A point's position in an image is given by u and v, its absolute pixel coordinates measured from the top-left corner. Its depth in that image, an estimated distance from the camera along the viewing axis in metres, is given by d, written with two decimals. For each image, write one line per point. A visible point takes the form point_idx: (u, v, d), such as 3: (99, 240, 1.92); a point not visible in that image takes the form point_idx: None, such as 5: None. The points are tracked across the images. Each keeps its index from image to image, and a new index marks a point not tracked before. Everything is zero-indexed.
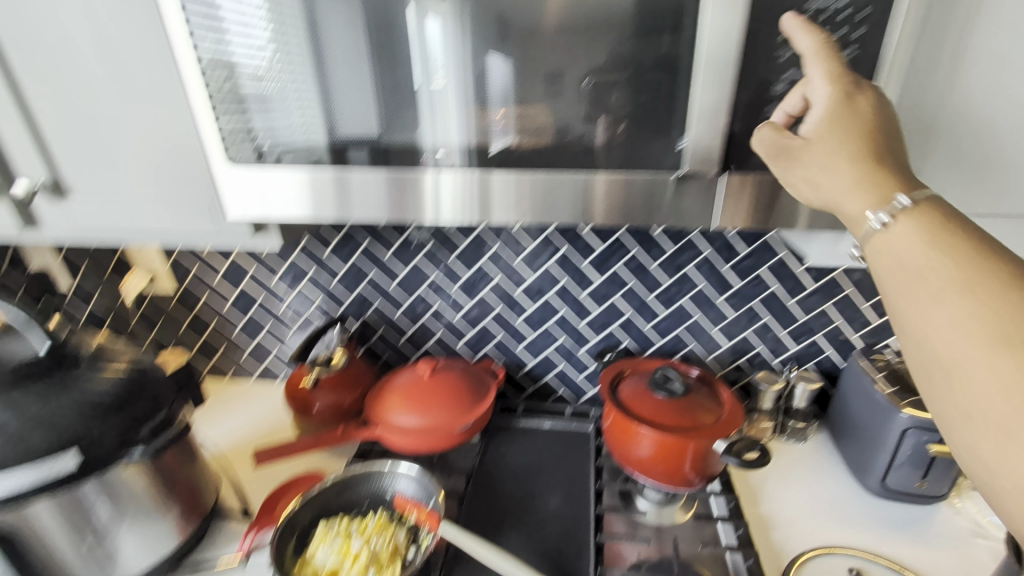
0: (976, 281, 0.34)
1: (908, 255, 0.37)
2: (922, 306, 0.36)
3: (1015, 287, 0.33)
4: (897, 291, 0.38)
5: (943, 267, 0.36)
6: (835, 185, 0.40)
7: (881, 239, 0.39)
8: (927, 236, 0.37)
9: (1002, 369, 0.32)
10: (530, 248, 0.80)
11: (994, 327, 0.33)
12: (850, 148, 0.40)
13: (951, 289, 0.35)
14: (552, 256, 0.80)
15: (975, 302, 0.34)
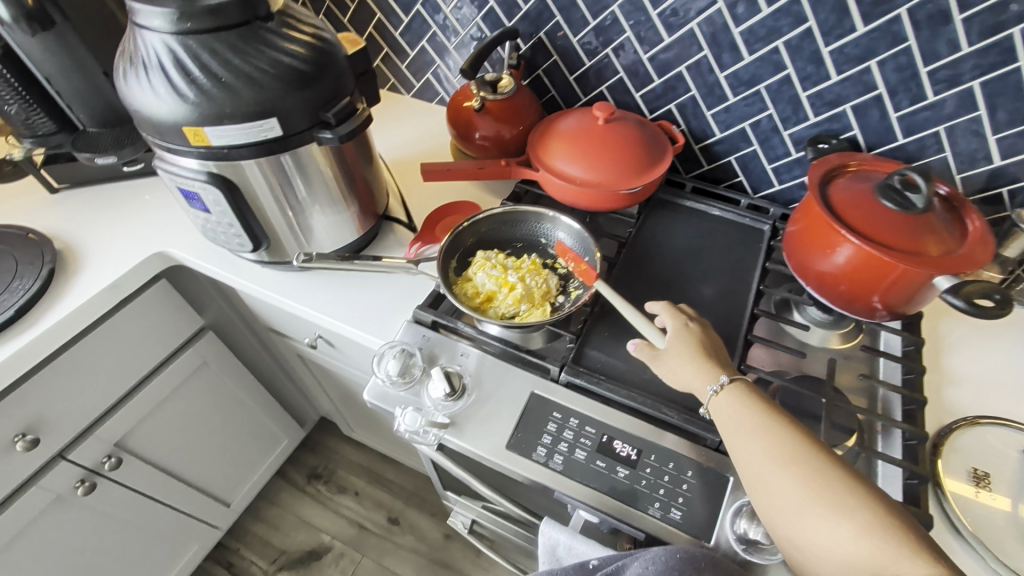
0: (774, 445, 0.55)
1: (732, 412, 0.59)
2: (743, 444, 0.56)
3: (796, 433, 0.55)
4: (725, 436, 0.59)
5: (755, 423, 0.57)
6: (690, 375, 0.64)
7: (715, 403, 0.61)
8: (737, 397, 0.60)
9: (808, 500, 0.51)
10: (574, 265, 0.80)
11: (795, 469, 0.52)
12: (688, 349, 0.66)
13: (758, 432, 0.56)
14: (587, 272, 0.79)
15: (766, 443, 0.55)
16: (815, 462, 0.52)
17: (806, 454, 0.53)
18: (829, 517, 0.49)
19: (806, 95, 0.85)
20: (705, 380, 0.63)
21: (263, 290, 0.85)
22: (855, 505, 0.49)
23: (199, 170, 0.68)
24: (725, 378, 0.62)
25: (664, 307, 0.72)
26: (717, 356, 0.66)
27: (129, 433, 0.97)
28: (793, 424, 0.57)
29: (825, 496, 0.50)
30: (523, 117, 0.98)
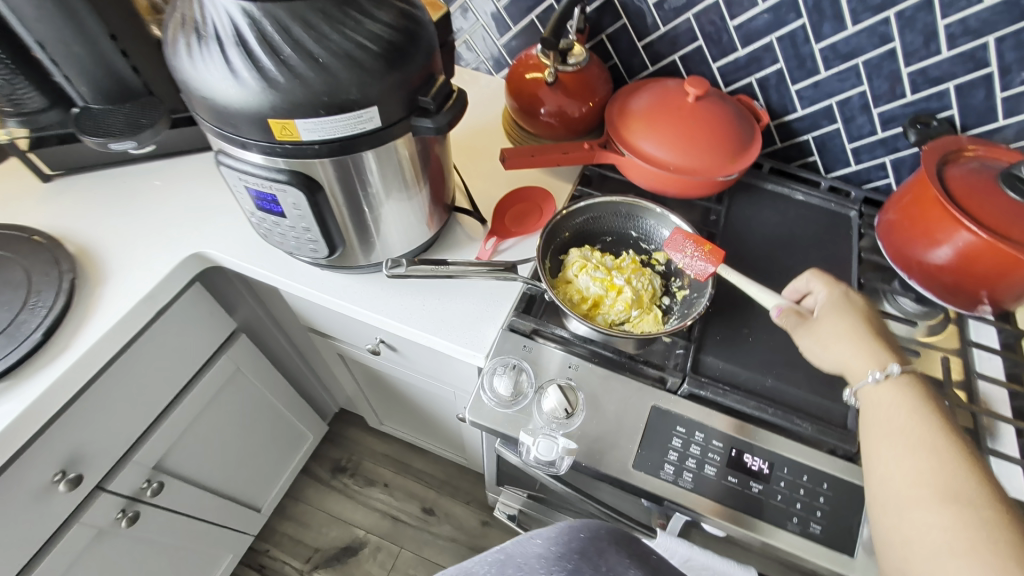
0: (934, 451, 0.49)
1: (896, 417, 0.53)
2: (893, 456, 0.51)
3: (969, 467, 0.48)
4: (877, 441, 0.53)
5: (921, 439, 0.50)
6: (849, 355, 0.60)
7: (869, 394, 0.57)
8: (909, 404, 0.54)
9: (943, 518, 0.45)
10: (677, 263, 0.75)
11: (950, 507, 0.46)
12: (853, 325, 0.62)
13: (915, 448, 0.50)
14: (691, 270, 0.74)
15: (926, 467, 0.48)
16: (984, 510, 0.45)
17: (971, 495, 0.46)
18: (969, 567, 0.43)
19: (908, 71, 0.79)
20: (869, 364, 0.58)
21: (328, 295, 0.75)
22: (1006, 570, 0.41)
23: (274, 170, 0.58)
24: (896, 369, 0.56)
25: (819, 279, 0.67)
26: (885, 339, 0.61)
27: (167, 452, 0.90)
28: (975, 459, 0.48)
29: (977, 551, 0.43)
30: (594, 91, 0.88)
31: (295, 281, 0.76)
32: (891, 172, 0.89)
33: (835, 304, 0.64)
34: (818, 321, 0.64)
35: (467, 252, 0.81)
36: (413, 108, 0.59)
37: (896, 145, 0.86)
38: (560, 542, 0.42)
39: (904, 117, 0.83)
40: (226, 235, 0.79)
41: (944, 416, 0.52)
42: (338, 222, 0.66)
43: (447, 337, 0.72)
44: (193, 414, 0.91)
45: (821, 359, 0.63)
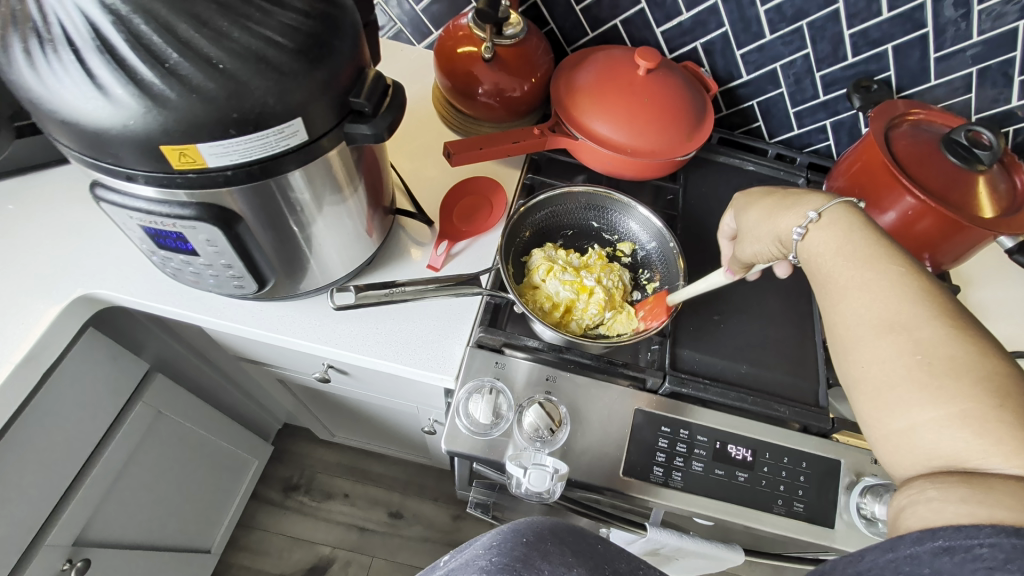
0: (877, 286, 0.44)
1: (830, 259, 0.48)
2: (835, 301, 0.46)
3: (908, 290, 0.43)
4: (821, 289, 0.49)
5: (855, 276, 0.46)
6: (776, 230, 0.53)
7: (805, 249, 0.51)
8: (841, 243, 0.48)
9: (899, 359, 0.41)
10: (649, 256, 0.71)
11: (892, 339, 0.42)
12: (772, 204, 0.55)
13: (852, 287, 0.45)
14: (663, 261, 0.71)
15: (865, 306, 0.44)
16: (924, 332, 0.41)
17: (911, 320, 0.42)
18: (915, 395, 0.40)
19: (850, 33, 0.77)
20: (791, 220, 0.52)
21: (263, 331, 0.65)
22: (952, 392, 0.38)
23: (174, 205, 0.47)
24: (814, 215, 0.50)
25: (730, 208, 0.62)
26: (792, 195, 0.54)
27: (88, 524, 0.79)
28: (914, 274, 0.44)
29: (921, 379, 0.40)
30: (536, 65, 0.79)
31: (218, 319, 0.65)
32: (831, 136, 0.89)
33: (743, 207, 0.59)
34: (743, 227, 0.58)
35: (416, 262, 0.73)
36: (345, 112, 0.49)
37: (837, 108, 0.86)
38: (502, 551, 0.33)
39: (844, 80, 0.83)
40: (120, 271, 0.66)
41: (881, 240, 0.47)
42: (264, 254, 0.55)
43: (410, 363, 0.65)
44: (113, 474, 0.80)
45: (759, 247, 0.56)
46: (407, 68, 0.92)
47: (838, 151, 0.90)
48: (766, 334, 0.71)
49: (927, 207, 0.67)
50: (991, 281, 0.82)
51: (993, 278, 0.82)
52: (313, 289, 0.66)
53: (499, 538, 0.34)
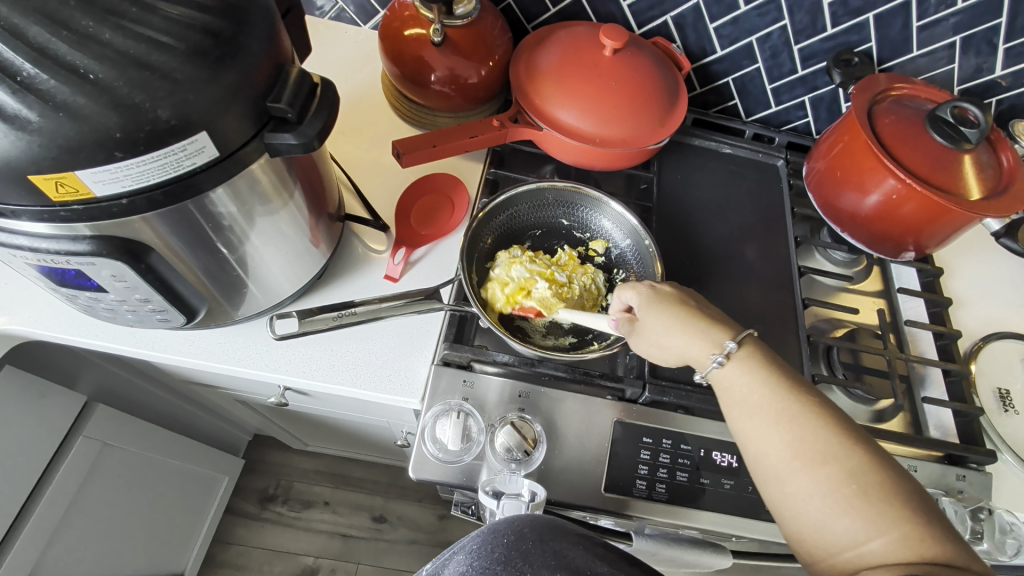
0: (799, 414, 0.44)
1: (748, 388, 0.47)
2: (757, 432, 0.45)
3: (822, 416, 0.44)
4: (736, 421, 0.47)
5: (775, 405, 0.45)
6: (683, 348, 0.51)
7: (717, 378, 0.49)
8: (756, 372, 0.48)
9: (831, 491, 0.41)
10: (624, 259, 0.67)
11: (823, 469, 0.41)
12: (680, 320, 0.52)
13: (773, 416, 0.45)
14: (638, 261, 0.66)
15: (790, 436, 0.43)
16: (850, 459, 0.41)
17: (834, 448, 0.42)
18: (855, 524, 0.39)
19: (829, 2, 0.72)
20: (706, 348, 0.50)
21: (203, 361, 0.59)
22: (887, 514, 0.39)
23: (65, 240, 0.41)
24: (733, 345, 0.49)
25: (628, 285, 0.56)
26: (704, 312, 0.53)
27: (35, 570, 0.73)
28: (820, 402, 0.45)
29: (859, 506, 0.40)
30: (493, 48, 0.72)
31: (151, 351, 0.58)
32: (810, 112, 0.85)
33: (650, 303, 0.54)
34: (642, 321, 0.54)
35: (372, 272, 0.67)
36: (265, 119, 0.42)
37: (816, 83, 0.81)
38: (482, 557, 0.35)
39: (824, 53, 0.77)
40: (32, 303, 0.59)
41: (780, 368, 0.48)
42: (189, 282, 0.50)
43: (370, 386, 0.60)
44: (59, 514, 0.74)
45: (663, 360, 0.54)
46: (353, 54, 0.84)
47: (817, 128, 0.86)
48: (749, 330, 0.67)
49: (912, 188, 0.63)
50: (971, 259, 0.80)
51: (973, 255, 0.81)
52: (256, 312, 0.60)
53: (478, 543, 0.37)
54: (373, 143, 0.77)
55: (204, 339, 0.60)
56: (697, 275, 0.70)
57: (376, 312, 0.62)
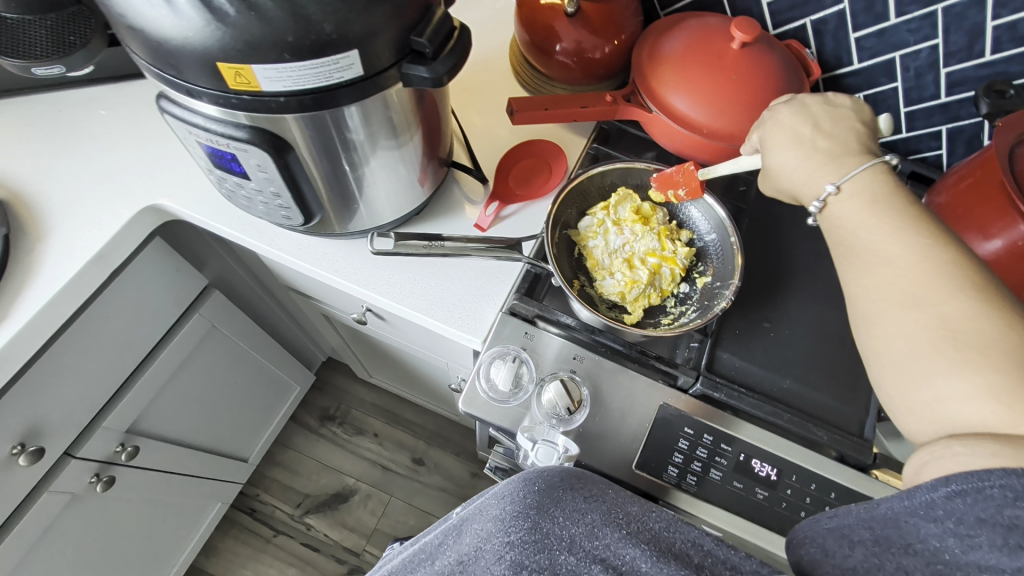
0: (895, 254, 0.44)
1: (852, 231, 0.47)
2: (858, 274, 0.46)
3: (934, 257, 0.42)
4: (843, 259, 0.48)
5: (874, 248, 0.45)
6: (798, 182, 0.53)
7: (827, 217, 0.50)
8: (866, 211, 0.47)
9: (923, 334, 0.40)
10: (709, 251, 0.67)
11: (914, 314, 0.41)
12: (800, 146, 0.53)
13: (873, 260, 0.45)
14: (720, 255, 0.66)
15: (882, 275, 0.44)
16: (949, 304, 0.40)
17: (939, 293, 0.41)
18: (938, 374, 0.39)
19: (995, 25, 0.66)
20: (813, 189, 0.51)
21: (309, 266, 0.67)
22: (981, 367, 0.37)
23: (232, 125, 0.49)
24: (832, 187, 0.49)
25: (757, 128, 0.59)
26: (834, 139, 0.52)
27: (141, 415, 0.86)
28: (945, 244, 0.43)
29: (945, 352, 0.39)
30: (621, 27, 0.74)
31: (270, 247, 0.68)
32: (944, 144, 0.78)
33: (767, 140, 0.56)
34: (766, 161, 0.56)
35: (463, 216, 0.72)
36: (405, 53, 0.48)
37: (959, 113, 0.75)
38: (512, 502, 0.39)
39: (975, 80, 0.71)
40: (187, 187, 0.71)
41: (919, 212, 0.46)
42: (314, 186, 0.57)
43: (441, 317, 0.65)
44: (167, 374, 0.86)
45: (791, 199, 0.56)
46: (490, 16, 0.89)
47: (950, 162, 0.79)
48: (822, 350, 0.65)
49: None
50: None
51: None
52: (359, 230, 0.67)
53: (512, 488, 0.41)
54: (487, 100, 0.82)
55: (312, 244, 0.68)
56: (777, 284, 0.69)
57: (461, 250, 0.66)
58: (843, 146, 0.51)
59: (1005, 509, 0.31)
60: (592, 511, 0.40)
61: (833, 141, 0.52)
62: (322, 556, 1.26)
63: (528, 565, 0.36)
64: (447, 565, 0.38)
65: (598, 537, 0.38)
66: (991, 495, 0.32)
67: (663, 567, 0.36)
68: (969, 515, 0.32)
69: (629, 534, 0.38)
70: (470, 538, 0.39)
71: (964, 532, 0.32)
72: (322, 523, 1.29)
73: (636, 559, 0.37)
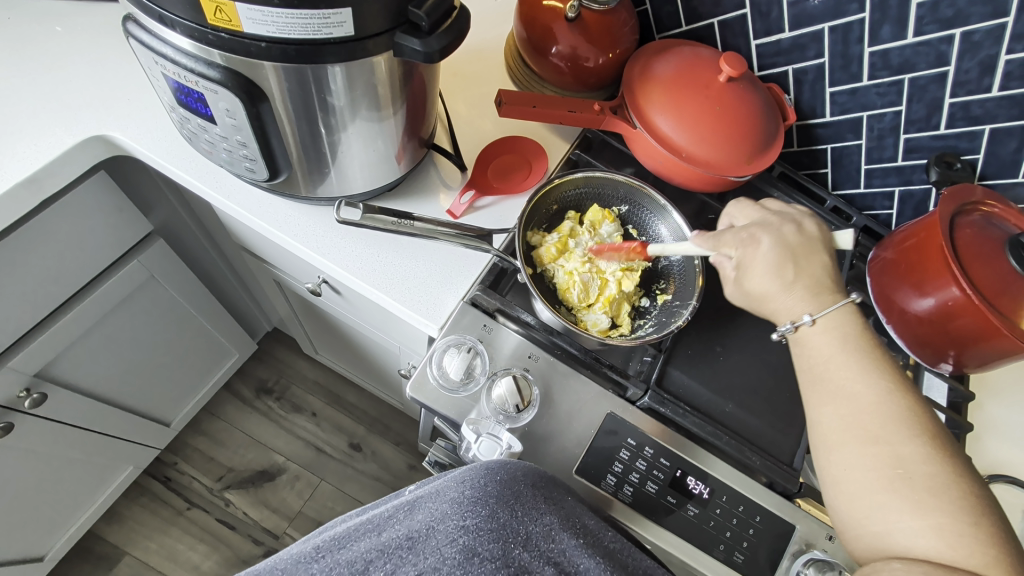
0: (864, 396, 0.50)
1: (824, 362, 0.53)
2: (823, 400, 0.52)
3: (903, 412, 0.49)
4: (806, 383, 0.54)
5: (853, 383, 0.51)
6: (776, 304, 0.57)
7: (798, 337, 0.56)
8: (835, 350, 0.53)
9: (883, 471, 0.47)
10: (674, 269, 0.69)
11: (875, 449, 0.48)
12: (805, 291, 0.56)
13: (845, 392, 0.51)
14: (683, 274, 0.68)
15: (849, 411, 0.50)
16: (904, 447, 0.47)
17: (894, 437, 0.48)
18: (899, 507, 0.45)
19: (951, 102, 0.71)
20: (787, 312, 0.56)
21: (267, 225, 0.64)
22: (929, 503, 0.45)
23: (206, 63, 0.46)
24: (808, 319, 0.55)
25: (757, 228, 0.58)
26: (813, 276, 0.57)
27: (54, 359, 0.79)
28: (899, 390, 0.50)
29: (902, 490, 0.46)
30: (618, 41, 0.75)
31: (227, 200, 0.64)
32: (896, 205, 0.84)
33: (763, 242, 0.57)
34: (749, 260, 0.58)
35: (437, 201, 0.71)
36: (400, 22, 0.47)
37: (911, 177, 0.80)
38: (474, 487, 0.40)
39: (928, 149, 0.77)
40: (145, 123, 0.66)
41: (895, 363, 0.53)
42: (286, 145, 0.55)
43: (399, 299, 0.63)
44: (93, 319, 0.80)
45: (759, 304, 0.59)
46: (491, 8, 0.89)
47: (899, 223, 0.85)
48: (764, 380, 0.68)
49: (971, 302, 0.62)
50: (1013, 399, 0.74)
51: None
52: (327, 197, 0.64)
53: (473, 475, 0.41)
54: (476, 89, 0.82)
55: (275, 203, 0.65)
56: (731, 312, 0.71)
57: (431, 232, 0.63)
58: (820, 283, 0.57)
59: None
60: (552, 512, 0.41)
61: (819, 274, 0.57)
62: (238, 535, 1.20)
63: (480, 550, 0.36)
64: (393, 539, 0.38)
65: (555, 540, 0.39)
66: None
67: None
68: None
69: (584, 544, 0.40)
70: (422, 516, 0.39)
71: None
72: (242, 500, 1.23)
73: (590, 568, 0.38)
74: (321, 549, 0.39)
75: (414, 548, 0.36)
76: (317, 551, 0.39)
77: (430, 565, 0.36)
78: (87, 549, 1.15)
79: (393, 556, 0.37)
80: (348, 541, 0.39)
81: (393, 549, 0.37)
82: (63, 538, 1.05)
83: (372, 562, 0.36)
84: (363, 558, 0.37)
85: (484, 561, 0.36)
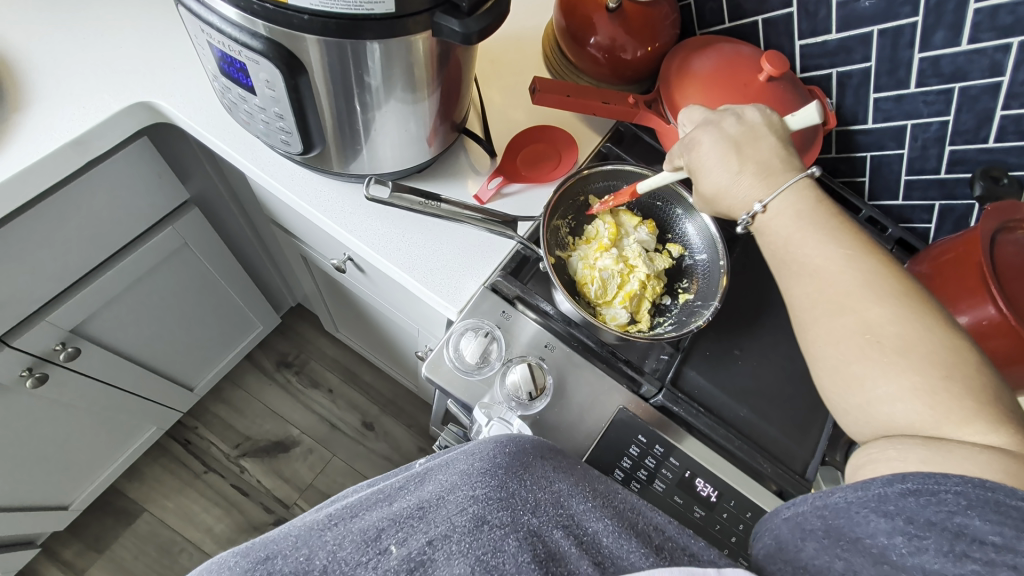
0: (830, 268, 0.46)
1: (783, 243, 0.49)
2: (790, 282, 0.48)
3: (869, 281, 0.44)
4: (778, 268, 0.50)
5: (814, 258, 0.47)
6: (731, 203, 0.53)
7: (759, 225, 0.51)
8: (798, 225, 0.49)
9: (850, 343, 0.43)
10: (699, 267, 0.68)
11: (841, 318, 0.44)
12: (759, 170, 0.52)
13: (806, 267, 0.47)
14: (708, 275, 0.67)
15: (813, 286, 0.46)
16: (871, 308, 0.43)
17: (860, 299, 0.44)
18: (868, 371, 0.42)
19: (1003, 114, 0.68)
20: (742, 201, 0.52)
21: (298, 199, 0.66)
22: (898, 365, 0.41)
23: (249, 33, 0.47)
24: (761, 205, 0.50)
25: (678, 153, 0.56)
26: (757, 160, 0.52)
27: (89, 317, 0.82)
28: (861, 256, 0.46)
29: (871, 356, 0.42)
30: (658, 35, 0.74)
31: (261, 172, 0.66)
32: (935, 218, 0.81)
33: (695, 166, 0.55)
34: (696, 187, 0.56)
35: (464, 186, 0.71)
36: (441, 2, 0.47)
37: (954, 191, 0.77)
38: (482, 461, 0.40)
39: (975, 163, 0.74)
40: (186, 92, 0.68)
41: (858, 233, 0.48)
42: (322, 120, 0.56)
43: (421, 281, 0.64)
44: (126, 281, 0.83)
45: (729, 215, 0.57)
46: None
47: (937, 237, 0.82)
48: (782, 387, 0.67)
49: (1007, 322, 0.60)
50: None
51: None
52: (357, 174, 0.65)
53: (484, 449, 0.42)
54: (512, 77, 0.82)
55: (306, 178, 0.67)
56: (753, 316, 0.70)
57: (456, 215, 0.64)
58: (770, 166, 0.52)
59: (956, 516, 0.32)
60: (566, 477, 0.42)
61: (761, 155, 0.52)
62: (250, 502, 1.23)
63: (489, 519, 0.36)
64: (405, 508, 0.38)
65: (563, 505, 0.39)
66: (945, 499, 0.33)
67: (627, 542, 0.38)
68: (920, 515, 0.32)
69: (596, 506, 0.40)
70: (432, 487, 0.40)
71: (913, 532, 0.32)
72: (256, 468, 1.27)
73: (598, 533, 0.38)
74: (333, 517, 0.40)
75: (424, 516, 0.37)
76: (330, 518, 0.40)
77: (441, 533, 0.36)
78: (109, 503, 1.20)
79: (405, 524, 0.37)
80: (360, 511, 0.40)
81: (406, 517, 0.37)
82: (87, 490, 1.10)
83: (384, 530, 0.37)
84: (375, 526, 0.38)
85: (494, 529, 0.36)
